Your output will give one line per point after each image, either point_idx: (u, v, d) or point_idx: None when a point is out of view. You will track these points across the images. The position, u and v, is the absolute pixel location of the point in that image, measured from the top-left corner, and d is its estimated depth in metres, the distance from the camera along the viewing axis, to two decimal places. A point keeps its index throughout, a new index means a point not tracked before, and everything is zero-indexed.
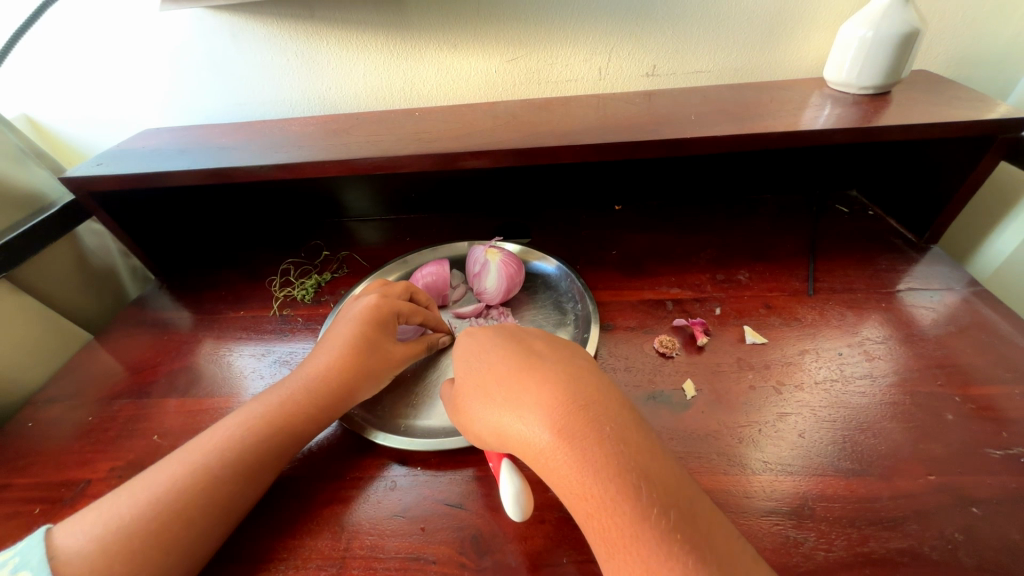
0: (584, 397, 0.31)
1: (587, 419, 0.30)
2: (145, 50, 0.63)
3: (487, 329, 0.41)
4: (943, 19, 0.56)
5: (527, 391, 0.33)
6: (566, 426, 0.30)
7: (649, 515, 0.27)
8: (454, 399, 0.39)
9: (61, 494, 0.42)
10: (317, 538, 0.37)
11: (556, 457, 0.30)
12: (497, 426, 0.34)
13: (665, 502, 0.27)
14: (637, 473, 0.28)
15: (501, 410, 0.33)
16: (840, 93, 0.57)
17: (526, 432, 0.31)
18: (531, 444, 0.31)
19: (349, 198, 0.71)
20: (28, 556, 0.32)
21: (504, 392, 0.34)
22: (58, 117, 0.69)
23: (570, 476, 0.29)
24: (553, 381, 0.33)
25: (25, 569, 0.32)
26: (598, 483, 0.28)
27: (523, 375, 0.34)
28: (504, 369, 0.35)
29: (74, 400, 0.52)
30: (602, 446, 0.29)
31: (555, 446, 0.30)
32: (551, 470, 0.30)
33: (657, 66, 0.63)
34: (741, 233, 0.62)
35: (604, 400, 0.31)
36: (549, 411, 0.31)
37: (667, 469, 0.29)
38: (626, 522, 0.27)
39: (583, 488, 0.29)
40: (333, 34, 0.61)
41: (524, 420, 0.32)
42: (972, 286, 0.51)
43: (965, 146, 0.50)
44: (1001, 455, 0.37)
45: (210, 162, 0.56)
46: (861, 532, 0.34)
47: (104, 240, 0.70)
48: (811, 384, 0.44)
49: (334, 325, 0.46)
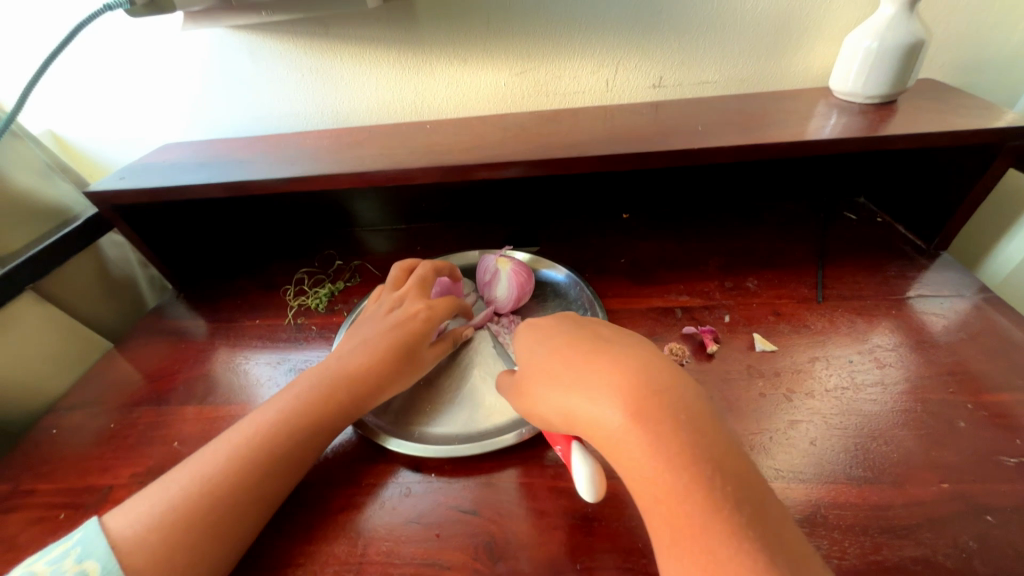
0: (661, 384, 0.32)
1: (663, 406, 0.30)
2: (165, 67, 0.65)
3: (546, 320, 0.42)
4: (948, 29, 0.56)
5: (601, 375, 0.33)
6: (642, 409, 0.30)
7: (720, 509, 0.27)
8: (520, 387, 0.39)
9: (85, 500, 0.43)
10: (334, 543, 0.37)
11: (628, 439, 0.30)
12: (565, 408, 0.34)
13: (737, 497, 0.28)
14: (711, 464, 0.29)
15: (570, 393, 0.34)
16: (845, 102, 0.57)
17: (598, 413, 0.32)
18: (601, 426, 0.32)
19: (361, 208, 0.72)
20: (91, 546, 0.33)
21: (575, 376, 0.34)
22: (79, 132, 0.71)
23: (642, 460, 0.30)
24: (626, 367, 0.33)
25: (91, 559, 0.33)
26: (671, 469, 0.29)
27: (596, 361, 0.34)
28: (574, 356, 0.36)
29: (96, 407, 0.53)
30: (679, 435, 0.29)
31: (627, 429, 0.30)
32: (621, 452, 0.31)
33: (663, 77, 0.64)
34: (748, 241, 0.62)
35: (680, 388, 0.32)
36: (624, 395, 0.31)
37: (740, 463, 0.30)
38: (698, 511, 0.28)
39: (654, 474, 0.29)
40: (346, 51, 0.62)
41: (595, 403, 0.32)
42: (982, 293, 0.51)
43: (973, 154, 0.50)
44: (1014, 463, 0.37)
45: (227, 175, 0.58)
46: (874, 540, 0.34)
47: (124, 251, 0.72)
48: (821, 392, 0.44)
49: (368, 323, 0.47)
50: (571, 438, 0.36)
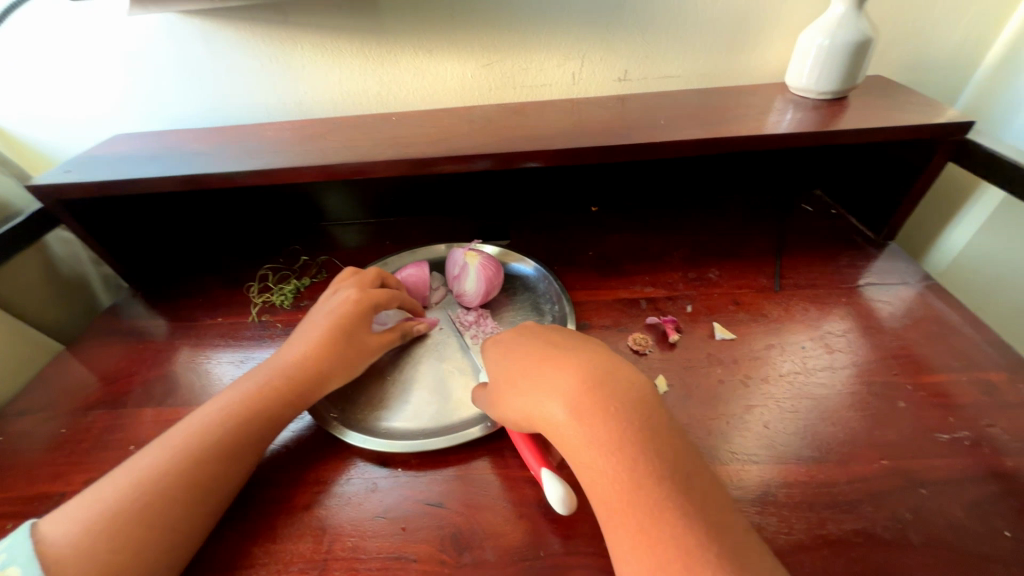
0: (599, 378, 0.33)
1: (599, 398, 0.32)
2: (114, 55, 0.61)
3: (507, 332, 0.43)
4: (896, 28, 0.59)
5: (548, 377, 0.35)
6: (581, 403, 0.32)
7: (646, 485, 0.29)
8: (486, 394, 0.41)
9: (35, 508, 0.42)
10: (298, 542, 0.37)
11: (571, 433, 0.32)
12: (524, 410, 0.36)
13: (661, 473, 0.29)
14: (639, 446, 0.30)
15: (525, 396, 0.36)
16: (801, 98, 0.59)
17: (545, 411, 0.34)
18: (551, 422, 0.33)
19: (327, 202, 0.70)
20: (15, 552, 0.32)
21: (528, 380, 0.36)
22: (20, 121, 0.67)
23: (581, 450, 0.31)
24: (569, 368, 0.35)
25: (13, 565, 0.31)
26: (604, 453, 0.30)
27: (546, 365, 0.36)
28: (529, 362, 0.37)
29: (46, 412, 0.51)
30: (608, 423, 0.31)
31: (570, 423, 0.32)
32: (569, 445, 0.32)
33: (629, 71, 0.64)
34: (712, 233, 0.64)
35: (616, 380, 0.33)
36: (565, 393, 0.33)
37: (667, 443, 0.31)
38: (628, 489, 0.29)
39: (593, 460, 0.31)
40: (306, 40, 0.61)
41: (545, 403, 0.34)
42: (925, 280, 0.54)
43: (916, 148, 0.52)
44: (948, 438, 0.40)
45: (182, 168, 0.56)
46: (820, 515, 0.36)
47: (74, 248, 0.68)
48: (776, 377, 0.46)
49: (340, 296, 0.48)
50: (542, 466, 0.37)
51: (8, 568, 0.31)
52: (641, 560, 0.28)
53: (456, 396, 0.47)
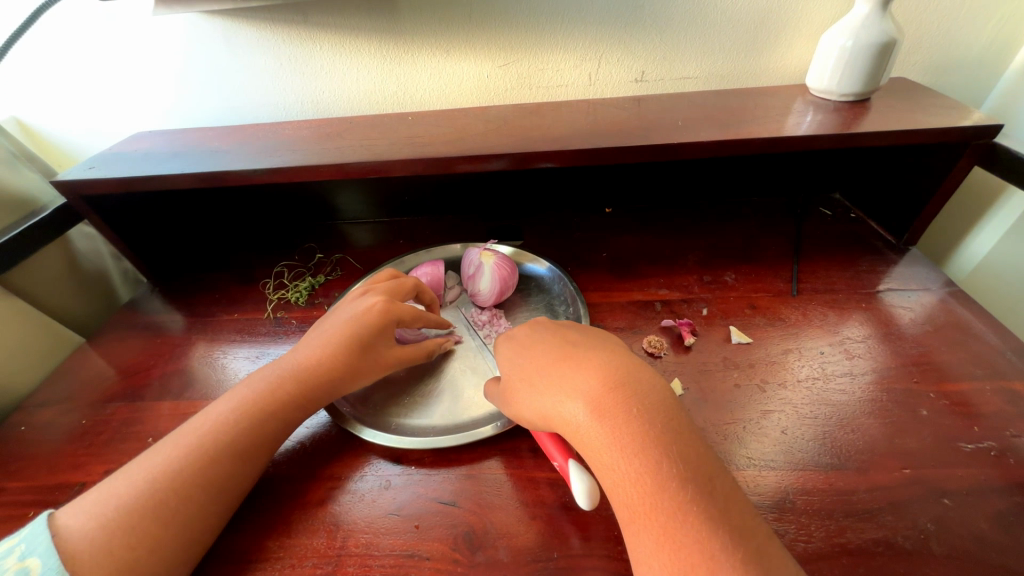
0: (619, 379, 0.33)
1: (620, 400, 0.32)
2: (139, 55, 0.63)
3: (519, 329, 0.43)
4: (921, 29, 0.58)
5: (567, 377, 0.35)
6: (601, 404, 0.32)
7: (668, 488, 0.29)
8: (499, 389, 0.41)
9: (56, 497, 0.43)
10: (312, 537, 0.37)
11: (591, 433, 0.32)
12: (541, 409, 0.36)
13: (684, 476, 0.29)
14: (661, 449, 0.30)
15: (543, 395, 0.35)
16: (821, 100, 0.58)
17: (564, 411, 0.34)
18: (570, 422, 0.33)
19: (342, 201, 0.71)
20: (34, 543, 0.33)
21: (546, 379, 0.36)
22: (47, 119, 0.69)
23: (603, 451, 0.31)
24: (590, 368, 0.34)
25: (34, 556, 0.32)
26: (626, 456, 0.30)
27: (564, 364, 0.36)
28: (546, 361, 0.37)
29: (67, 403, 0.52)
30: (631, 424, 0.31)
31: (591, 424, 0.32)
32: (588, 446, 0.32)
33: (646, 72, 0.64)
34: (728, 236, 0.63)
35: (636, 381, 0.33)
36: (586, 393, 0.33)
37: (691, 446, 0.30)
38: (650, 492, 0.29)
39: (614, 462, 0.30)
40: (326, 40, 0.61)
41: (564, 403, 0.34)
42: (948, 287, 0.53)
43: (942, 151, 0.51)
44: (972, 448, 0.39)
45: (203, 165, 0.56)
46: (839, 523, 0.35)
47: (96, 243, 0.70)
48: (793, 382, 0.45)
49: (365, 303, 0.45)
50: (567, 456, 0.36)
51: (29, 558, 0.32)
52: (663, 564, 0.27)
53: (466, 395, 0.47)
